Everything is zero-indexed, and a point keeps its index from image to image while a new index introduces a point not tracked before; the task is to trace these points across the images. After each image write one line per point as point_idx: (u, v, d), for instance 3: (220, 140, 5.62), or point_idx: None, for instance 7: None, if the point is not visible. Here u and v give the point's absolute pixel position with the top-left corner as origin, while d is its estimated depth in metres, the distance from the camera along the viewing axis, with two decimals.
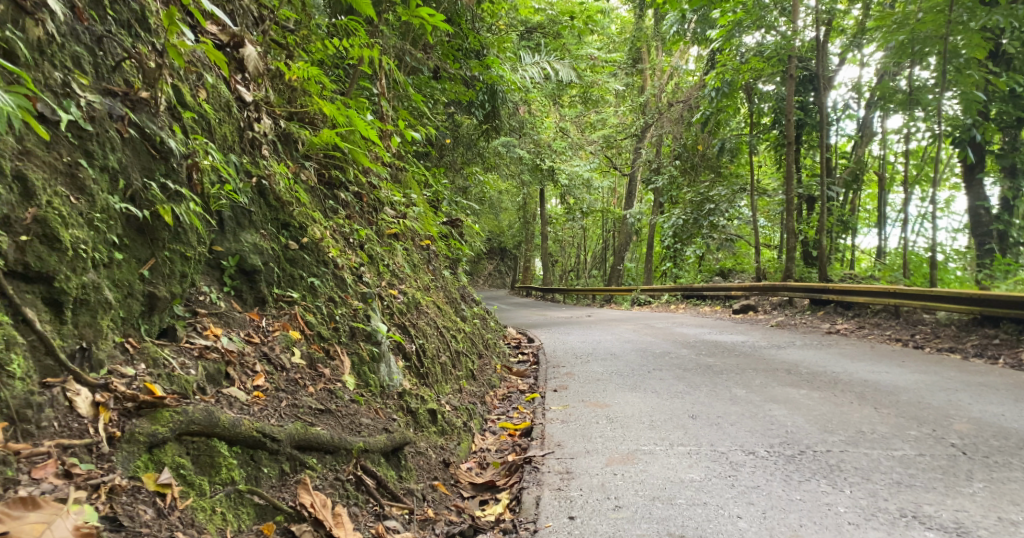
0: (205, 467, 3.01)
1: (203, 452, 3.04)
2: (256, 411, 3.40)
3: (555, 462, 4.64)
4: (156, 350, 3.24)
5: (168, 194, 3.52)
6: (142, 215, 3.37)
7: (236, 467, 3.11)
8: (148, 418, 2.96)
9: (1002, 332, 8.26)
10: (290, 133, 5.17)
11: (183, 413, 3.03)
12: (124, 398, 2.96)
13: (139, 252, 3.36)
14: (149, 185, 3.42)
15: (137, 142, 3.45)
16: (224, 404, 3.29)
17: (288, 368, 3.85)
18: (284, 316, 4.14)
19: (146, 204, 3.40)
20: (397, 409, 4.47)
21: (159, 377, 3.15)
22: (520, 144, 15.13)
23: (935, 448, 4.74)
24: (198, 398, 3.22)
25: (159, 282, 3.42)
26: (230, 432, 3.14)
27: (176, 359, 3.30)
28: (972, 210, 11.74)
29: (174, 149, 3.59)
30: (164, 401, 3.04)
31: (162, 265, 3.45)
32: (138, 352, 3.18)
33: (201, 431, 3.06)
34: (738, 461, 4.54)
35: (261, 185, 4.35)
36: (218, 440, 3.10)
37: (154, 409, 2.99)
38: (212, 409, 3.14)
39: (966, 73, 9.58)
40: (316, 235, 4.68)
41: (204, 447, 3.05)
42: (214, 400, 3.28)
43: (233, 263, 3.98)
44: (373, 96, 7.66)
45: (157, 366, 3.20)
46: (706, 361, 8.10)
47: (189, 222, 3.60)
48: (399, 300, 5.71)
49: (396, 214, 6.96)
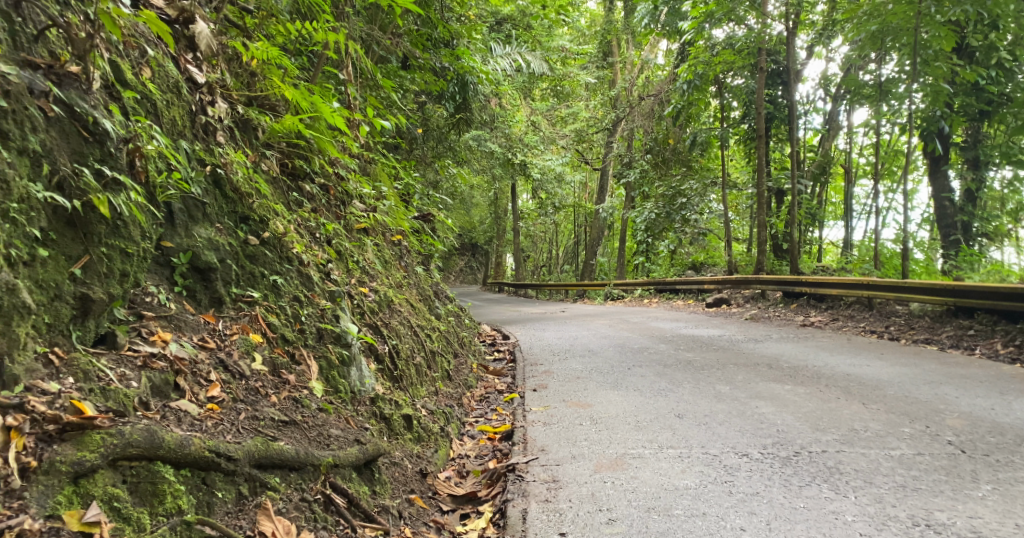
0: (145, 496, 2.66)
1: (143, 479, 2.68)
2: (209, 427, 3.04)
3: (540, 470, 4.35)
4: (88, 361, 2.88)
5: (104, 182, 3.15)
6: (72, 206, 2.99)
7: (184, 494, 2.76)
8: (73, 443, 2.60)
9: (976, 323, 8.14)
10: (248, 119, 4.74)
11: (118, 435, 2.68)
12: (44, 420, 2.60)
13: (68, 248, 2.99)
14: (80, 171, 3.04)
15: (64, 121, 3.08)
16: (170, 420, 2.94)
17: (249, 375, 3.51)
18: (243, 318, 3.78)
19: (78, 193, 3.02)
20: (368, 416, 4.15)
21: (91, 392, 2.79)
22: (491, 138, 14.72)
23: (933, 446, 4.52)
24: (139, 415, 2.86)
25: (95, 283, 3.05)
26: (176, 453, 2.79)
27: (114, 370, 2.94)
28: (937, 201, 11.71)
29: (109, 131, 3.20)
30: (94, 421, 2.68)
31: (98, 263, 3.07)
32: (66, 364, 2.82)
33: (141, 455, 2.71)
34: (732, 464, 4.28)
35: (215, 173, 3.99)
36: (161, 464, 2.75)
37: (82, 432, 2.64)
38: (154, 428, 2.79)
39: (934, 64, 9.51)
40: (278, 229, 4.33)
41: (144, 472, 2.69)
42: (158, 417, 2.92)
43: (186, 260, 3.61)
44: (339, 85, 7.29)
45: (89, 380, 2.83)
46: (686, 356, 7.86)
47: (129, 214, 3.23)
48: (369, 298, 5.37)
49: (365, 208, 6.62)
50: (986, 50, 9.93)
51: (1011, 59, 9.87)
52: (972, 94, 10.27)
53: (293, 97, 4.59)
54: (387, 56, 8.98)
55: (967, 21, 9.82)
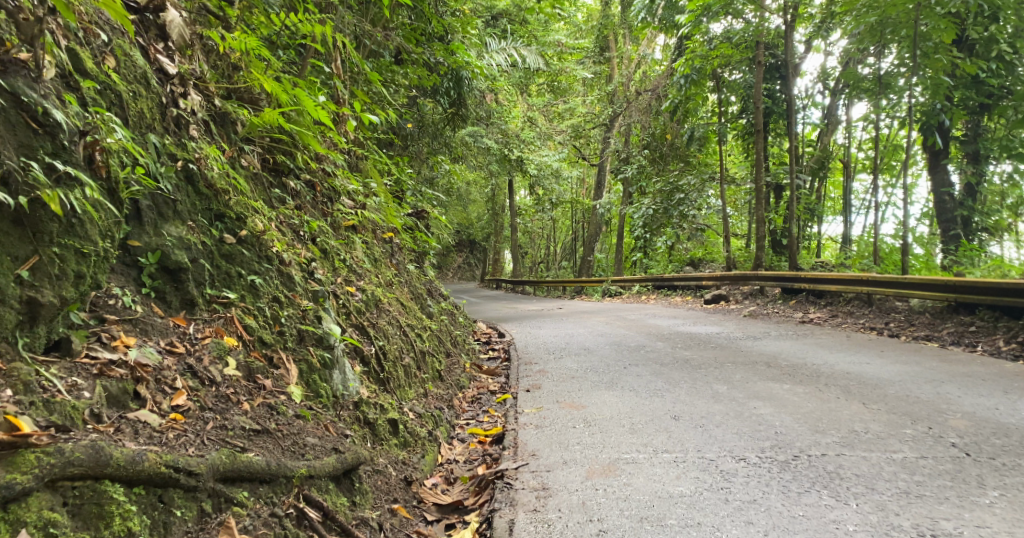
0: (90, 519, 2.50)
1: (88, 500, 2.52)
2: (170, 439, 2.88)
3: (530, 476, 4.19)
4: (31, 371, 2.72)
5: (56, 177, 2.98)
6: (18, 203, 2.83)
7: (135, 514, 2.60)
8: (3, 464, 2.42)
9: (978, 319, 7.98)
10: (226, 113, 4.57)
11: (56, 454, 2.51)
12: None
13: (15, 248, 2.83)
14: (29, 165, 2.87)
15: (10, 112, 2.91)
16: (126, 433, 2.78)
17: (220, 382, 3.35)
18: (217, 320, 3.63)
19: (25, 190, 2.86)
20: (351, 421, 3.99)
21: (31, 406, 2.63)
22: (488, 134, 14.48)
23: (936, 448, 4.36)
24: (89, 429, 2.71)
25: (44, 285, 2.89)
26: (128, 470, 2.63)
27: (63, 380, 2.79)
28: (937, 196, 11.53)
29: (61, 122, 3.04)
30: (29, 439, 2.51)
31: (48, 265, 2.91)
32: (4, 376, 2.65)
33: (84, 474, 2.54)
34: (728, 469, 4.13)
35: (188, 168, 3.82)
36: (110, 483, 2.59)
37: (14, 451, 2.46)
38: (101, 444, 2.62)
39: (934, 56, 9.33)
40: (256, 227, 4.16)
41: (89, 493, 2.53)
42: (111, 430, 2.77)
43: (154, 261, 3.45)
44: (326, 80, 7.11)
45: (31, 392, 2.67)
46: (683, 354, 7.70)
47: (85, 211, 3.07)
48: (356, 298, 5.20)
49: (354, 204, 6.45)
50: (985, 43, 9.74)
51: (1011, 52, 9.72)
52: (972, 88, 10.12)
53: (273, 90, 4.42)
54: (378, 50, 8.79)
55: (967, 13, 9.66)
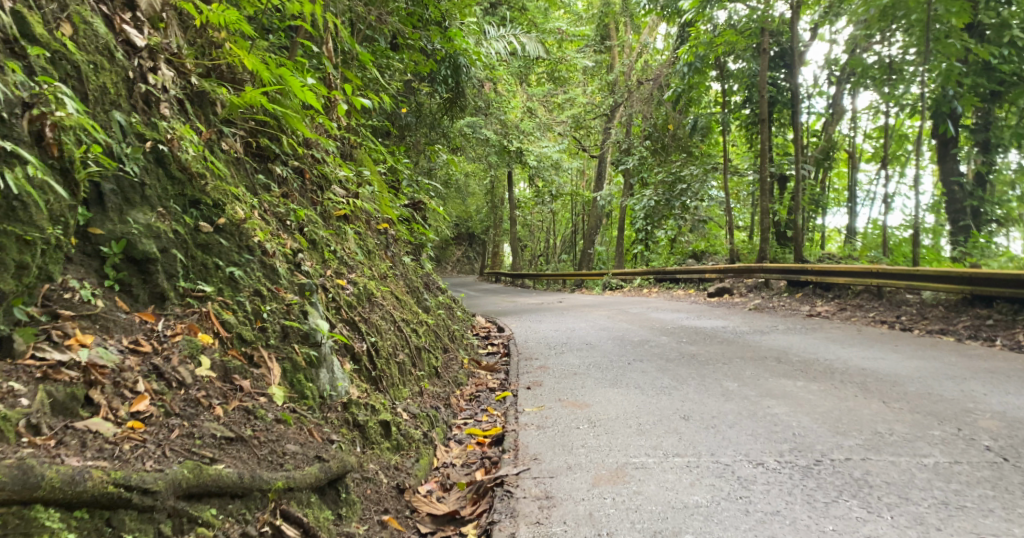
0: None
1: (15, 528, 2.24)
2: (124, 452, 2.60)
3: (532, 483, 3.90)
4: None
5: None
6: None
7: None
8: None
9: (996, 312, 7.66)
10: (204, 92, 4.26)
11: None
12: None
13: None
14: None
15: None
16: (68, 448, 2.50)
17: (191, 384, 3.05)
18: (191, 315, 3.33)
19: None
20: (338, 425, 3.69)
21: None
22: (487, 124, 14.12)
23: (970, 452, 4.05)
24: (24, 443, 2.43)
25: None
26: (65, 492, 2.34)
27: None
28: (946, 186, 11.12)
29: None
30: None
31: None
32: None
33: (10, 499, 2.26)
34: (746, 476, 3.84)
35: (158, 150, 3.51)
36: (42, 507, 2.30)
37: None
38: (31, 464, 2.34)
39: (946, 42, 8.95)
40: (236, 215, 3.85)
41: (15, 521, 2.24)
42: (52, 443, 2.49)
43: (119, 250, 3.15)
44: (316, 64, 6.77)
45: None
46: (689, 349, 7.39)
47: (25, 190, 2.80)
48: (346, 291, 4.89)
49: (346, 193, 6.14)
50: (997, 28, 9.37)
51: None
52: (983, 74, 9.77)
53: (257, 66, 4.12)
54: (372, 34, 8.47)
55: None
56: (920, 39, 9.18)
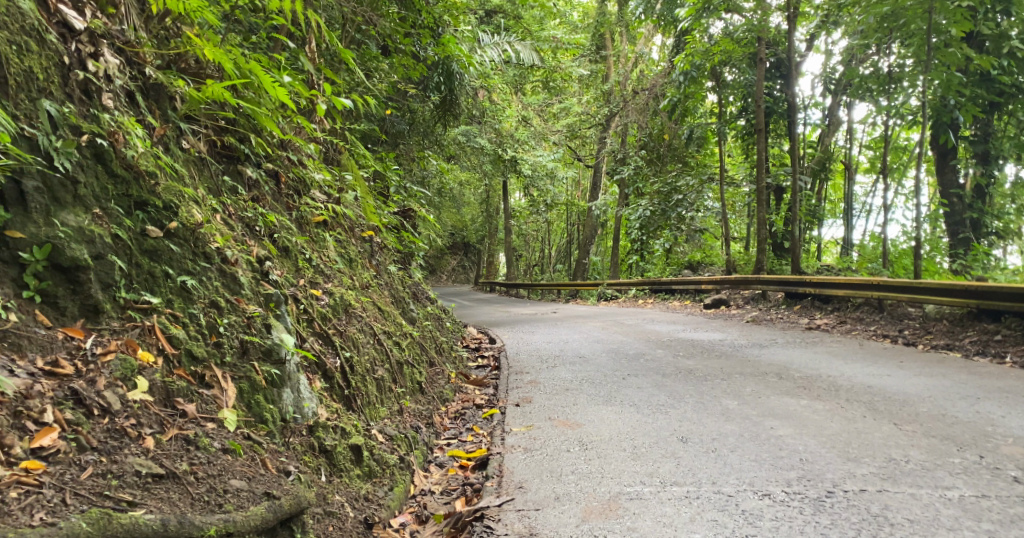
0: None
1: None
2: (9, 502, 2.33)
3: (516, 518, 3.56)
4: None
5: None
6: None
7: None
8: None
9: (1004, 328, 7.30)
10: (162, 85, 3.92)
11: None
12: None
13: None
14: None
15: None
16: None
17: (118, 411, 2.75)
18: (130, 331, 3.00)
19: None
20: (301, 452, 3.32)
21: None
22: (481, 133, 13.75)
23: (998, 485, 3.68)
24: None
25: None
26: None
27: None
28: (945, 197, 10.78)
29: None
30: None
31: None
32: None
33: None
34: (751, 509, 3.49)
35: (96, 145, 3.17)
36: None
37: None
38: None
39: (947, 51, 8.60)
40: (190, 218, 3.48)
41: None
42: None
43: (42, 256, 2.85)
44: (295, 64, 6.40)
45: None
46: (686, 364, 7.01)
47: None
48: (320, 302, 4.52)
49: (325, 197, 5.77)
50: (995, 39, 9.01)
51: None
52: (981, 85, 9.42)
53: (219, 58, 3.79)
54: (362, 39, 8.23)
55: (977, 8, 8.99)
56: (920, 51, 8.78)
